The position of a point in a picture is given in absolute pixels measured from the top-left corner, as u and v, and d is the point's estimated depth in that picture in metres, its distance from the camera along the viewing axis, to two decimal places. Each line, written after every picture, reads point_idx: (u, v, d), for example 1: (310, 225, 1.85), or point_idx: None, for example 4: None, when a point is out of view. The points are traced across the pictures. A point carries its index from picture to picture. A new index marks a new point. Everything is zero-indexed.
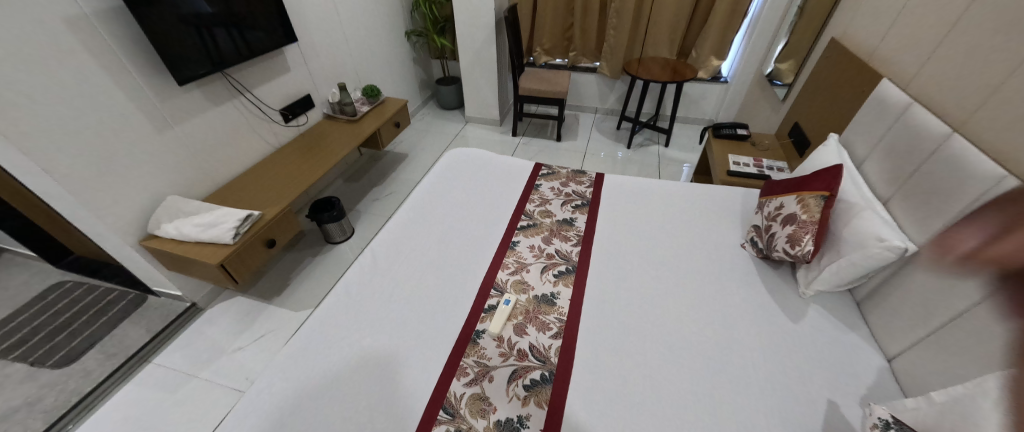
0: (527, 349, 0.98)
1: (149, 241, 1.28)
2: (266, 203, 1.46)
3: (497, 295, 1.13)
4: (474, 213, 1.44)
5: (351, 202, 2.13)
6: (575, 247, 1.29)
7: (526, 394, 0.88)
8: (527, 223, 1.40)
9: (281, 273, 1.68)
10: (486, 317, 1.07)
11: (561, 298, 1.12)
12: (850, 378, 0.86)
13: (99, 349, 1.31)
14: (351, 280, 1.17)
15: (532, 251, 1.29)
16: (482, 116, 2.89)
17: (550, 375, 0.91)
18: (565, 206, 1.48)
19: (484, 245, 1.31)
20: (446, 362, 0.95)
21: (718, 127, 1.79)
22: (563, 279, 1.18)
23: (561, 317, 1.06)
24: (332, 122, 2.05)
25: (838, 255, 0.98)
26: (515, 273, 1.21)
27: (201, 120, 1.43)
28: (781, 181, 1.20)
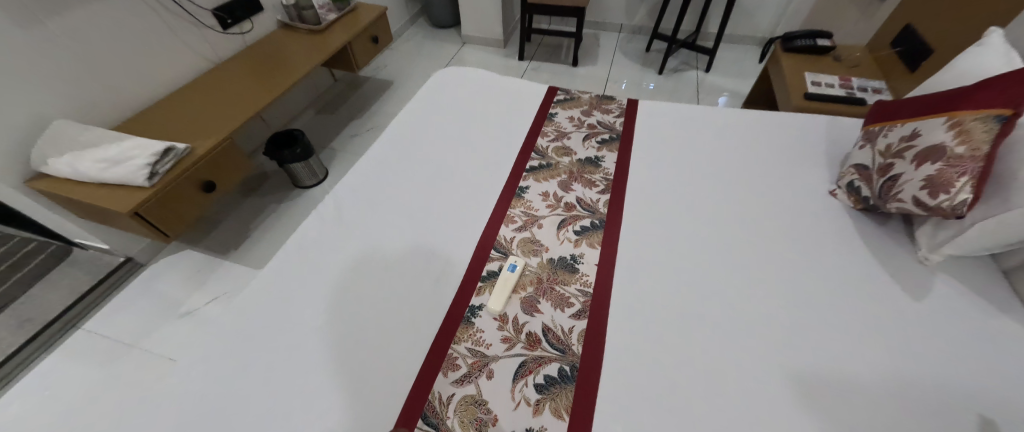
0: (540, 334, 0.72)
1: (41, 183, 0.96)
2: (198, 134, 1.11)
3: (499, 258, 0.86)
4: (469, 150, 1.11)
5: (325, 139, 1.76)
6: (603, 195, 0.98)
7: (539, 398, 0.63)
8: (538, 164, 1.07)
9: (240, 222, 1.40)
10: (484, 288, 0.80)
11: (584, 263, 0.84)
12: (1007, 383, 0.60)
13: (13, 314, 1.10)
14: (306, 235, 0.88)
15: (545, 200, 0.98)
16: (482, 35, 2.38)
17: (571, 371, 0.66)
18: (588, 141, 1.14)
19: (482, 191, 1.00)
20: (429, 351, 0.69)
21: (790, 37, 1.36)
22: (587, 237, 0.89)
23: (586, 289, 0.79)
24: (291, 33, 1.60)
25: (1004, 207, 0.65)
26: (522, 230, 0.91)
27: (85, 12, 1.02)
28: (912, 100, 0.82)
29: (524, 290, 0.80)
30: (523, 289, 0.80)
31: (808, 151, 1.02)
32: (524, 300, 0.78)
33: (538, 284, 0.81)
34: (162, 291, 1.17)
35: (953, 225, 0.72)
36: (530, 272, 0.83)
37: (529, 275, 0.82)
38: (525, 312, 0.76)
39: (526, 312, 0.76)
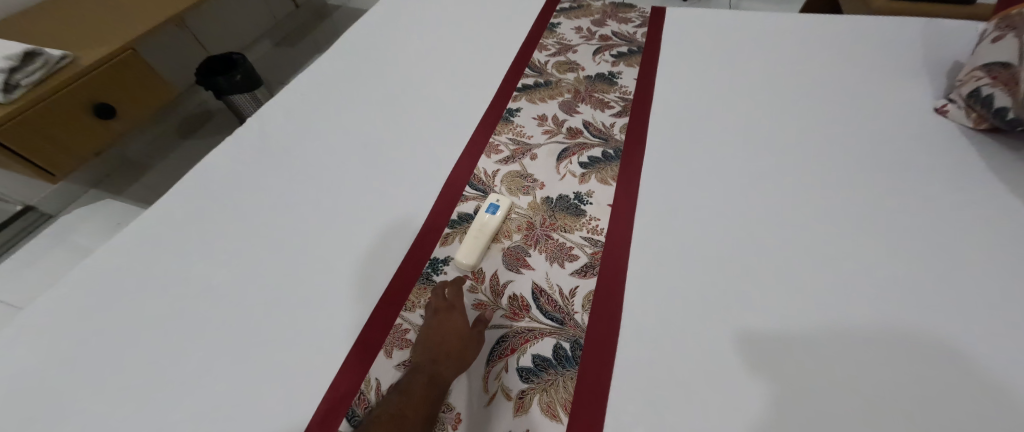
0: (529, 298, 0.50)
1: None
2: (88, 42, 0.84)
3: (476, 197, 0.63)
4: (443, 65, 0.85)
5: (284, 74, 1.49)
6: (618, 118, 0.73)
7: (524, 389, 0.43)
8: (534, 82, 0.81)
9: (176, 167, 1.17)
10: (453, 236, 0.58)
11: (592, 203, 0.61)
12: None
13: None
14: (217, 167, 0.65)
15: (541, 124, 0.73)
16: None
17: (572, 351, 0.45)
18: (601, 55, 0.86)
19: (457, 114, 0.75)
20: (368, 323, 0.49)
21: None
22: (597, 170, 0.65)
23: (594, 237, 0.56)
24: None
25: None
26: (510, 162, 0.67)
27: None
28: None
29: (509, 240, 0.57)
30: (508, 239, 0.57)
31: (898, 60, 0.75)
32: (507, 254, 0.56)
33: (528, 231, 0.58)
34: (57, 240, 0.94)
35: None
36: (517, 218, 0.60)
37: (516, 220, 0.59)
38: (509, 268, 0.54)
39: (511, 267, 0.54)
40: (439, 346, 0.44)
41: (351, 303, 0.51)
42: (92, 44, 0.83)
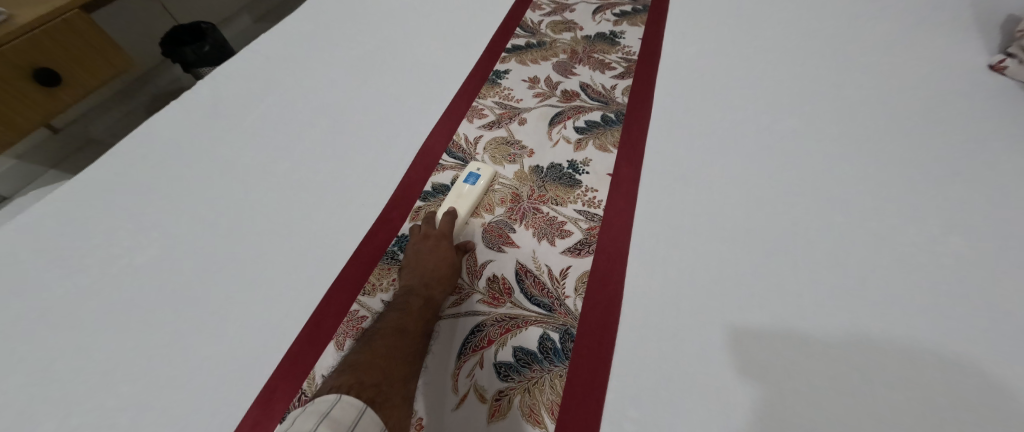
0: (511, 280, 0.42)
1: None
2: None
3: (453, 166, 0.54)
4: (424, 25, 0.75)
5: None
6: (620, 81, 0.64)
7: (502, 389, 0.35)
8: (525, 43, 0.72)
9: None
10: (424, 210, 0.50)
11: (589, 172, 0.52)
12: None
13: None
14: (160, 134, 0.57)
15: (532, 87, 0.64)
16: None
17: (562, 344, 0.37)
18: (601, 14, 0.77)
19: (438, 78, 0.66)
20: (314, 312, 0.40)
21: None
22: (596, 135, 0.56)
23: (591, 211, 0.48)
24: None
25: None
26: (494, 128, 0.58)
27: None
28: None
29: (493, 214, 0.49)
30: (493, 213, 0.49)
31: (934, 21, 0.67)
32: (489, 229, 0.47)
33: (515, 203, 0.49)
34: None
35: None
36: (503, 189, 0.51)
37: (502, 192, 0.51)
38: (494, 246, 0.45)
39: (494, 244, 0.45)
40: (429, 267, 0.41)
41: (302, 285, 0.43)
42: (31, 1, 0.74)
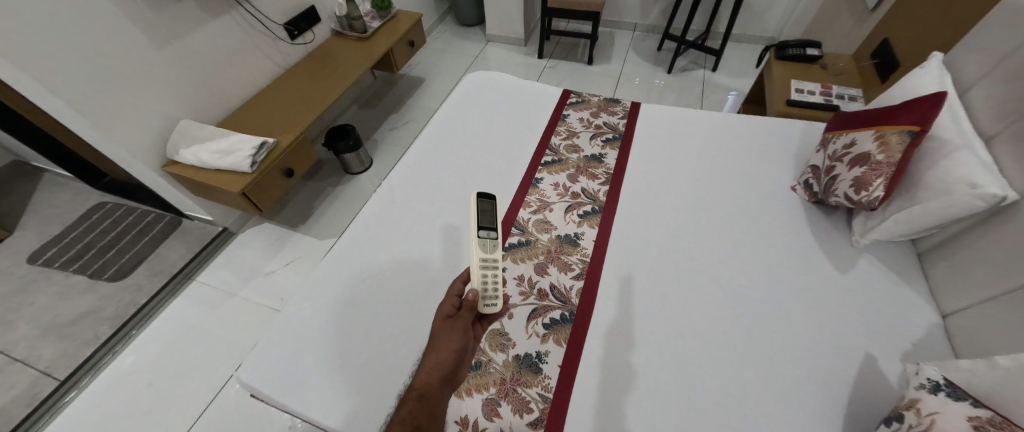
0: (548, 289, 0.96)
1: (170, 167, 1.33)
2: (281, 132, 1.44)
3: (518, 233, 1.08)
4: (494, 146, 1.33)
5: (368, 130, 2.05)
6: (604, 186, 1.19)
7: (546, 332, 0.88)
8: (551, 159, 1.28)
9: (305, 201, 1.73)
10: (507, 255, 1.03)
11: (585, 239, 1.06)
12: (896, 333, 0.80)
13: (147, 266, 1.44)
14: (370, 215, 1.14)
15: (557, 189, 1.19)
16: (505, 34, 2.66)
17: (570, 315, 0.90)
18: (594, 140, 1.34)
19: (506, 181, 1.22)
20: None
21: (783, 46, 1.55)
22: (589, 219, 1.10)
23: (585, 258, 1.01)
24: (342, 40, 1.93)
25: (910, 202, 0.86)
26: (537, 213, 1.13)
27: (199, 36, 1.37)
28: (868, 111, 0.99)
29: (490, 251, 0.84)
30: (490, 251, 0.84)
31: (778, 152, 1.21)
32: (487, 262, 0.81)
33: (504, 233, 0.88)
34: (259, 255, 1.53)
35: (879, 215, 0.92)
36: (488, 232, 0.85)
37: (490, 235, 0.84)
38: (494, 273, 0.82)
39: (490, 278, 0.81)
40: (447, 346, 0.73)
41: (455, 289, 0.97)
42: (282, 129, 1.45)
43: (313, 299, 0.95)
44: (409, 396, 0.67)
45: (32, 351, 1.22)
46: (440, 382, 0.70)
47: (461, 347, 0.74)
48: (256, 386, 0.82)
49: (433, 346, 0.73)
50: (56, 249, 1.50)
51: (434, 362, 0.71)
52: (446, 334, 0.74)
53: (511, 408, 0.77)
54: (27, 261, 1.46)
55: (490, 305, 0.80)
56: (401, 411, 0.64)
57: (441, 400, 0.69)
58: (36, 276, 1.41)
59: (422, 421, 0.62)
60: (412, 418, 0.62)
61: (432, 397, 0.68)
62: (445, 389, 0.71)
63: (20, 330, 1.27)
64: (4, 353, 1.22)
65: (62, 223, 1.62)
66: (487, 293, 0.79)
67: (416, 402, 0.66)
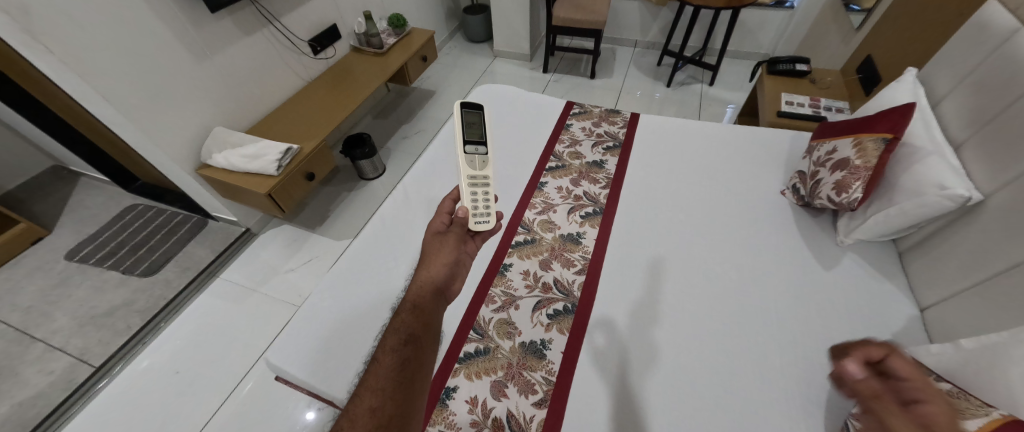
0: (552, 283, 1.03)
1: (203, 170, 1.45)
2: (305, 138, 1.56)
3: (524, 232, 1.16)
4: (501, 152, 1.41)
5: (382, 139, 2.17)
6: (604, 190, 1.27)
7: (550, 322, 0.95)
8: (555, 165, 1.37)
9: (323, 205, 1.83)
10: (514, 252, 1.11)
11: (586, 238, 1.14)
12: (875, 325, 0.86)
13: (175, 263, 1.58)
14: (386, 214, 1.22)
15: (561, 193, 1.27)
16: (512, 50, 2.80)
17: (572, 307, 0.97)
18: (595, 147, 1.43)
19: (512, 184, 1.31)
20: (474, 291, 1.02)
21: (774, 62, 1.66)
22: (590, 220, 1.18)
23: (586, 255, 1.09)
24: (360, 55, 2.07)
25: (888, 203, 0.93)
26: (542, 214, 1.21)
27: (234, 50, 1.51)
28: (849, 121, 1.09)
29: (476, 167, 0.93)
30: (476, 170, 0.93)
31: (768, 159, 1.30)
32: (473, 181, 0.90)
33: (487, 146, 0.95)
34: (277, 256, 1.63)
35: (860, 217, 0.99)
36: (473, 151, 0.95)
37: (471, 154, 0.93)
38: (481, 192, 0.88)
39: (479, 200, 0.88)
40: (437, 261, 0.77)
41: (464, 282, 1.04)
42: (306, 136, 1.57)
43: (333, 290, 1.03)
44: (404, 309, 0.69)
45: (70, 340, 1.34)
46: (433, 294, 0.72)
47: (452, 261, 0.78)
48: (281, 366, 0.89)
49: (425, 264, 0.77)
50: (91, 247, 1.67)
51: (425, 279, 0.74)
52: (434, 251, 0.78)
53: (517, 389, 0.83)
54: (65, 257, 1.63)
55: (482, 221, 0.86)
56: (396, 323, 0.66)
57: (436, 310, 0.70)
58: (72, 271, 1.57)
59: (417, 330, 0.64)
60: (405, 330, 0.64)
61: (426, 307, 0.69)
62: (440, 301, 0.72)
63: (60, 320, 1.40)
64: (45, 341, 1.34)
65: (98, 223, 1.79)
66: (476, 212, 0.86)
67: (409, 312, 0.67)
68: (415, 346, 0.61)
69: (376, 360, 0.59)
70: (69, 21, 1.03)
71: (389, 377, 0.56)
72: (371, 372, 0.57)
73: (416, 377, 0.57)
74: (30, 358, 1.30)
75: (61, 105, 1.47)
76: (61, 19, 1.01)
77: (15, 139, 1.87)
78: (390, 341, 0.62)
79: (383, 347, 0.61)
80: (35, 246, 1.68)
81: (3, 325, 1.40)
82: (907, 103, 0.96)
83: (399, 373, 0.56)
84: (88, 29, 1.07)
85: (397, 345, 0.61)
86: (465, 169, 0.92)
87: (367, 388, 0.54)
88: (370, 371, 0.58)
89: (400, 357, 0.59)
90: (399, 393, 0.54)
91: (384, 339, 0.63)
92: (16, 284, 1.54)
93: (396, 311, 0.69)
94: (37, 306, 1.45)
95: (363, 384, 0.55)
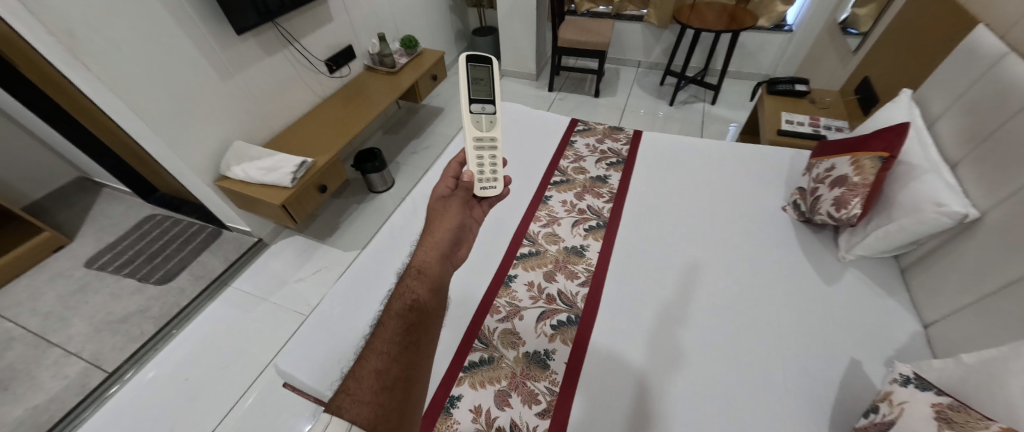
0: (556, 294, 1.05)
1: (222, 181, 1.51)
2: (320, 152, 1.63)
3: (529, 244, 1.19)
4: (507, 167, 1.46)
5: (392, 154, 2.23)
6: (607, 204, 1.30)
7: (554, 332, 0.96)
8: (560, 179, 1.41)
9: (332, 217, 1.88)
10: (518, 264, 1.13)
11: (590, 250, 1.16)
12: (878, 340, 0.87)
13: (189, 272, 1.63)
14: (396, 225, 1.27)
15: (565, 206, 1.31)
16: (518, 70, 2.90)
17: (576, 318, 0.99)
18: (599, 163, 1.46)
19: (518, 198, 1.35)
20: (479, 301, 1.04)
21: (774, 82, 1.72)
22: (594, 233, 1.21)
23: (590, 267, 1.11)
24: (374, 73, 2.17)
25: (887, 219, 0.94)
26: (546, 226, 1.24)
27: (257, 69, 1.59)
28: (847, 139, 1.12)
29: (483, 127, 0.94)
30: (483, 130, 0.94)
31: (769, 176, 1.33)
32: (480, 143, 0.92)
33: (495, 104, 0.95)
34: (288, 266, 1.66)
35: (862, 232, 1.01)
36: (479, 110, 0.94)
37: (478, 113, 0.93)
38: (487, 156, 0.91)
39: (485, 165, 0.91)
40: (444, 225, 0.82)
41: (470, 292, 1.06)
42: (321, 150, 1.64)
43: (342, 297, 1.06)
44: (409, 274, 0.73)
45: (85, 345, 1.38)
46: (439, 260, 0.77)
47: (457, 225, 0.83)
48: (290, 372, 0.91)
49: (431, 228, 0.81)
50: (110, 255, 1.72)
51: (431, 244, 0.78)
52: (440, 215, 0.83)
53: (521, 399, 0.84)
54: (85, 264, 1.68)
55: (489, 187, 0.90)
56: (402, 288, 0.70)
57: (441, 275, 0.75)
58: (91, 278, 1.62)
59: (422, 297, 0.68)
60: (411, 296, 0.68)
61: (431, 272, 0.73)
62: (444, 266, 0.77)
63: (76, 326, 1.44)
64: (61, 346, 1.37)
65: (116, 233, 1.85)
66: (482, 177, 0.90)
67: (415, 278, 0.71)
68: (420, 313, 0.66)
69: (382, 324, 0.63)
70: (107, 42, 1.11)
71: (393, 341, 0.60)
72: (377, 335, 0.61)
73: (420, 342, 0.62)
74: (46, 362, 1.33)
75: (92, 120, 1.56)
76: (101, 40, 1.10)
77: (45, 151, 1.96)
78: (396, 307, 0.66)
79: (389, 312, 0.65)
80: (57, 254, 1.74)
81: (22, 330, 1.44)
82: (902, 123, 0.99)
83: (403, 338, 0.61)
84: (126, 51, 1.16)
85: (402, 311, 0.65)
86: (472, 129, 0.93)
87: (372, 350, 0.58)
88: (376, 334, 0.62)
89: (405, 322, 0.63)
90: (402, 357, 0.58)
91: (390, 303, 0.67)
92: (37, 290, 1.59)
93: (402, 276, 0.73)
94: (56, 312, 1.49)
95: (369, 346, 0.59)
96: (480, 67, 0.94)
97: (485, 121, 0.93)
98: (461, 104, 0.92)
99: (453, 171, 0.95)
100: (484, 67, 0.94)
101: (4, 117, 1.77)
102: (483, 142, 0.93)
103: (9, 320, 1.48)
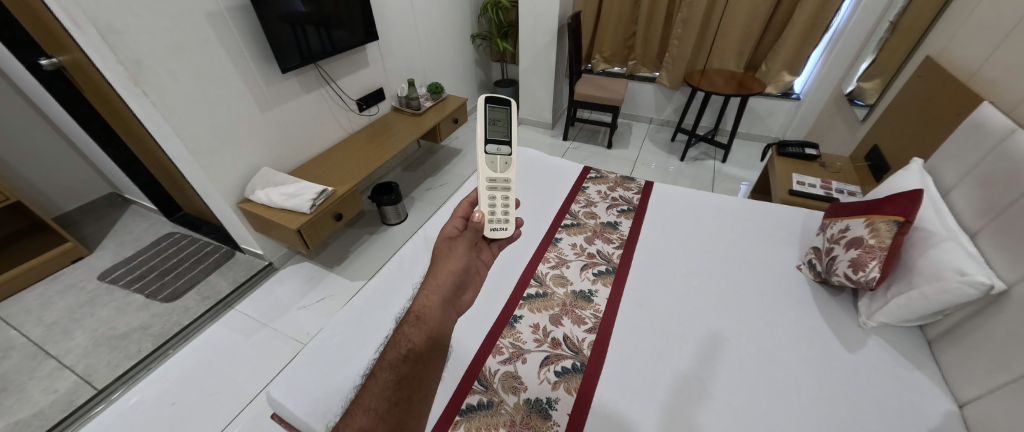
0: (561, 339, 1.01)
1: (244, 204, 1.58)
2: (340, 182, 1.70)
3: (536, 285, 1.18)
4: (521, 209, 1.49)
5: (408, 189, 2.32)
6: (617, 250, 1.30)
7: (557, 379, 0.92)
8: (570, 223, 1.43)
9: (344, 245, 1.93)
10: (525, 304, 1.11)
11: (598, 296, 1.14)
12: (911, 418, 0.80)
13: (196, 291, 1.65)
14: (405, 257, 1.28)
15: (576, 250, 1.30)
16: (535, 119, 3.06)
17: (582, 365, 0.95)
18: (610, 210, 1.49)
19: (529, 238, 1.36)
20: (484, 339, 1.02)
21: (783, 145, 1.78)
22: (603, 279, 1.19)
23: (597, 313, 1.09)
24: (400, 114, 2.33)
25: (908, 286, 0.92)
26: (555, 268, 1.24)
27: (295, 103, 1.74)
28: (861, 203, 1.12)
29: (497, 168, 0.98)
30: (498, 172, 0.98)
31: (782, 236, 1.31)
32: (493, 183, 0.95)
33: (510, 145, 1.00)
34: (294, 293, 1.66)
35: (882, 298, 0.97)
36: (495, 151, 0.99)
37: (493, 154, 0.98)
38: (500, 196, 0.94)
39: (497, 206, 0.93)
40: (446, 267, 0.79)
41: (471, 330, 1.04)
42: (341, 180, 1.72)
43: (342, 327, 1.05)
44: (408, 320, 0.72)
45: (81, 358, 1.36)
46: (440, 305, 0.74)
47: (460, 268, 0.80)
48: (282, 401, 0.88)
49: (433, 269, 0.79)
50: (123, 269, 1.76)
51: (433, 287, 0.76)
52: (443, 257, 0.81)
53: None
54: (98, 277, 1.72)
55: (500, 229, 0.91)
56: (398, 335, 0.69)
57: (441, 321, 0.72)
58: (101, 291, 1.64)
59: (418, 347, 0.66)
60: (407, 345, 0.66)
61: (430, 319, 0.71)
62: (445, 312, 0.74)
63: (77, 338, 1.44)
64: (58, 358, 1.37)
65: (134, 248, 1.90)
66: (493, 219, 0.91)
67: (413, 325, 0.70)
68: (414, 365, 0.64)
69: (374, 376, 0.63)
70: (168, 72, 1.25)
71: (384, 396, 0.59)
72: (367, 389, 0.61)
73: (412, 398, 0.61)
74: (39, 374, 1.32)
75: (134, 139, 1.69)
76: (163, 71, 1.23)
77: (83, 165, 2.08)
78: (390, 357, 0.65)
79: (382, 363, 0.64)
80: (74, 264, 1.79)
81: (23, 340, 1.44)
82: (915, 189, 0.99)
83: (393, 393, 0.60)
84: (181, 81, 1.29)
85: (395, 362, 0.64)
86: (486, 171, 0.97)
87: (360, 407, 0.58)
88: (368, 387, 0.61)
89: (397, 375, 0.62)
90: (391, 416, 0.57)
91: (385, 352, 0.67)
92: (47, 300, 1.61)
93: (401, 322, 0.72)
94: (60, 323, 1.50)
95: (358, 400, 0.59)
96: (498, 109, 1.00)
97: (499, 163, 0.97)
98: (479, 145, 0.98)
99: (463, 212, 0.97)
100: (502, 109, 1.00)
101: (10, 87, 1.73)
102: (496, 183, 0.96)
103: (15, 328, 1.49)
